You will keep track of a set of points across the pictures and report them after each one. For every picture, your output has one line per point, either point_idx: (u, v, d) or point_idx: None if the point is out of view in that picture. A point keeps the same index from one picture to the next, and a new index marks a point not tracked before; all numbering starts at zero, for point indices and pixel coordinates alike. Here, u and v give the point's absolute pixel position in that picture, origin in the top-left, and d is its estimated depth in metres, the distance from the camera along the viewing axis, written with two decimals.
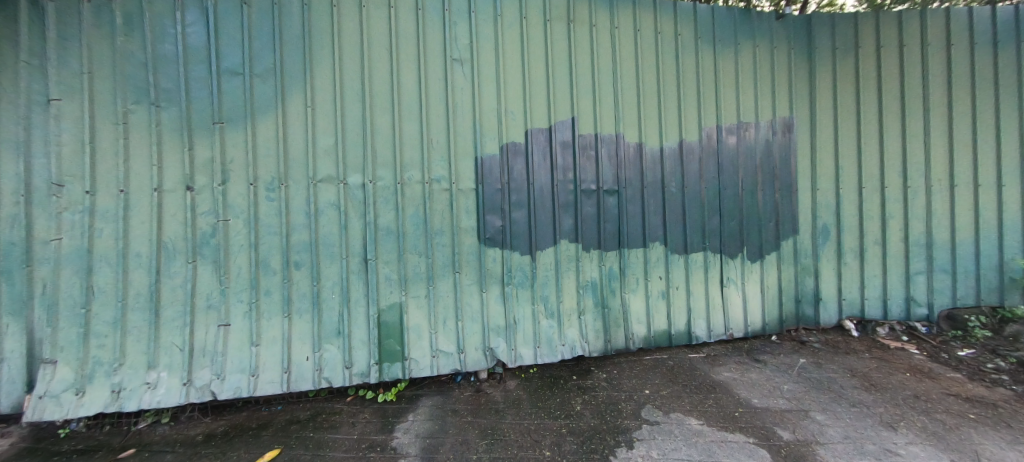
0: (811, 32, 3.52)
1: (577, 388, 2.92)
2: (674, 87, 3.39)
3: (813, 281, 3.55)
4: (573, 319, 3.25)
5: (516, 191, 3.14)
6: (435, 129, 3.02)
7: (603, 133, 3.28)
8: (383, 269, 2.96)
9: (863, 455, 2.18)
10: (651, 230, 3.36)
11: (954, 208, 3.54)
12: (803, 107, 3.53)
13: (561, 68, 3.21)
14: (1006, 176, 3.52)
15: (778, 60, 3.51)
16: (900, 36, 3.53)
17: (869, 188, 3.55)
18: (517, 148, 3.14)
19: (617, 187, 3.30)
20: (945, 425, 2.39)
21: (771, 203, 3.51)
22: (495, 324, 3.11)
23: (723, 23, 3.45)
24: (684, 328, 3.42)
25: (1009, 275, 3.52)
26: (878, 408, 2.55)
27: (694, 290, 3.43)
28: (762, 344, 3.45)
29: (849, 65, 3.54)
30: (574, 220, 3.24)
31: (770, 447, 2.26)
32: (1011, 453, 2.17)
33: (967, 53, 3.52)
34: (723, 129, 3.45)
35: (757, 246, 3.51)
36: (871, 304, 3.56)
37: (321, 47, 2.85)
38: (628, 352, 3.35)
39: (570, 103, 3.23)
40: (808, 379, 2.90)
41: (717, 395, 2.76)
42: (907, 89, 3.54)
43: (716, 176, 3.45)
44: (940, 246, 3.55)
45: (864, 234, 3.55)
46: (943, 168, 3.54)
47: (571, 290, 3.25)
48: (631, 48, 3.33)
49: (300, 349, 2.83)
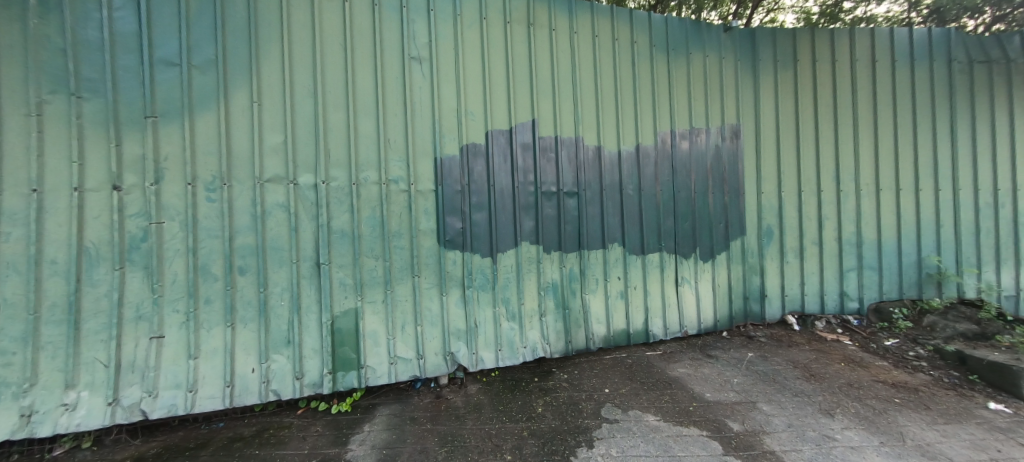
0: (755, 45, 3.74)
1: (539, 389, 2.91)
2: (631, 93, 3.49)
3: (759, 279, 3.76)
4: (534, 321, 3.25)
5: (476, 192, 3.11)
6: (392, 129, 2.93)
7: (563, 136, 3.32)
8: (337, 274, 2.82)
9: (804, 442, 2.31)
10: (610, 231, 3.42)
11: (880, 210, 3.86)
12: (749, 115, 3.74)
13: (522, 71, 3.22)
14: (922, 182, 3.89)
15: (726, 70, 3.70)
16: (833, 52, 3.82)
17: (807, 192, 3.81)
18: (477, 150, 3.11)
19: (577, 190, 3.34)
20: (875, 409, 2.58)
21: (721, 206, 3.68)
22: (456, 328, 3.05)
23: (676, 33, 3.60)
24: (642, 326, 3.51)
25: (927, 271, 3.88)
26: (817, 397, 2.72)
27: (651, 290, 3.53)
28: (714, 340, 3.61)
29: (789, 76, 3.79)
30: (535, 222, 3.25)
31: (722, 439, 2.34)
32: (931, 432, 2.38)
33: (889, 69, 3.87)
34: (677, 134, 3.59)
35: (709, 246, 3.67)
36: (810, 300, 3.81)
37: (268, 39, 2.69)
38: (588, 352, 3.40)
39: (531, 105, 3.24)
40: (755, 372, 3.05)
41: (673, 391, 2.84)
42: (839, 101, 3.83)
43: (671, 180, 3.58)
44: (869, 245, 3.86)
45: (803, 234, 3.80)
46: (870, 174, 3.86)
47: (533, 292, 3.24)
48: (590, 53, 3.39)
49: (245, 361, 2.64)
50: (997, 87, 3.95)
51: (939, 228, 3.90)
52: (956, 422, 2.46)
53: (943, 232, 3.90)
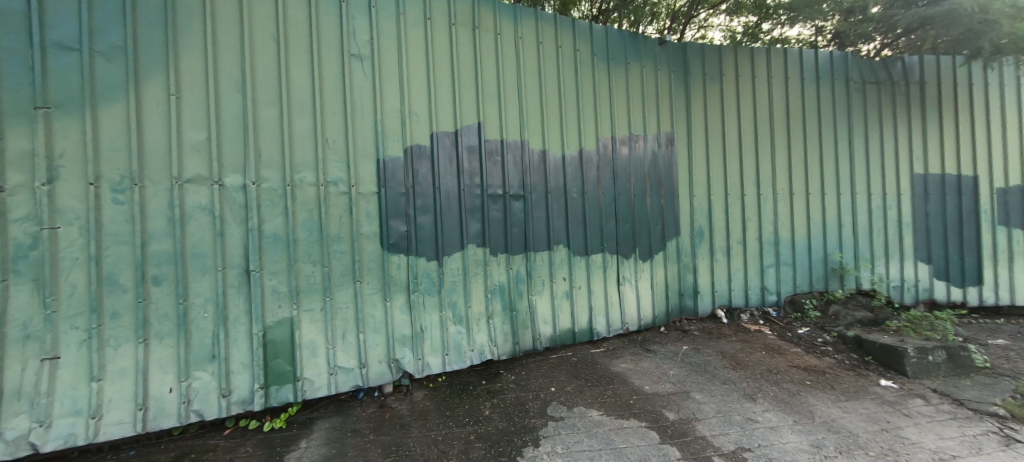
0: (687, 58, 4.02)
1: (486, 392, 2.90)
2: (574, 99, 3.61)
3: (692, 277, 4.02)
4: (481, 323, 3.24)
5: (422, 195, 3.05)
6: (331, 128, 2.80)
7: (509, 140, 3.35)
8: (269, 281, 2.64)
9: (731, 425, 2.49)
10: (555, 233, 3.50)
11: (793, 212, 4.29)
12: (681, 124, 4.01)
13: (467, 74, 3.22)
14: (828, 187, 4.38)
15: (661, 81, 3.95)
16: (752, 68, 4.20)
17: (733, 196, 4.14)
18: (422, 151, 3.06)
19: (522, 192, 3.39)
20: (790, 392, 2.85)
21: (658, 208, 3.90)
22: (401, 334, 2.97)
23: (615, 43, 3.77)
24: (586, 325, 3.62)
25: (833, 266, 4.36)
26: (742, 383, 2.95)
27: (594, 289, 3.65)
28: (653, 335, 3.80)
29: (716, 89, 4.11)
30: (482, 225, 3.25)
31: (659, 428, 2.47)
32: (835, 409, 2.67)
33: (799, 86, 4.32)
34: (617, 140, 3.76)
35: (647, 247, 3.87)
36: (736, 295, 4.14)
37: (187, 27, 2.47)
38: (535, 353, 3.44)
39: (476, 108, 3.25)
40: (689, 363, 3.25)
41: (615, 385, 2.95)
42: (758, 112, 4.21)
43: (612, 183, 3.74)
44: (785, 244, 4.26)
45: (730, 235, 4.12)
46: (785, 179, 4.28)
47: (479, 295, 3.24)
48: (534, 60, 3.47)
49: (161, 380, 2.39)
50: (885, 104, 4.53)
51: (841, 228, 4.40)
52: (855, 399, 2.78)
53: (844, 232, 4.41)
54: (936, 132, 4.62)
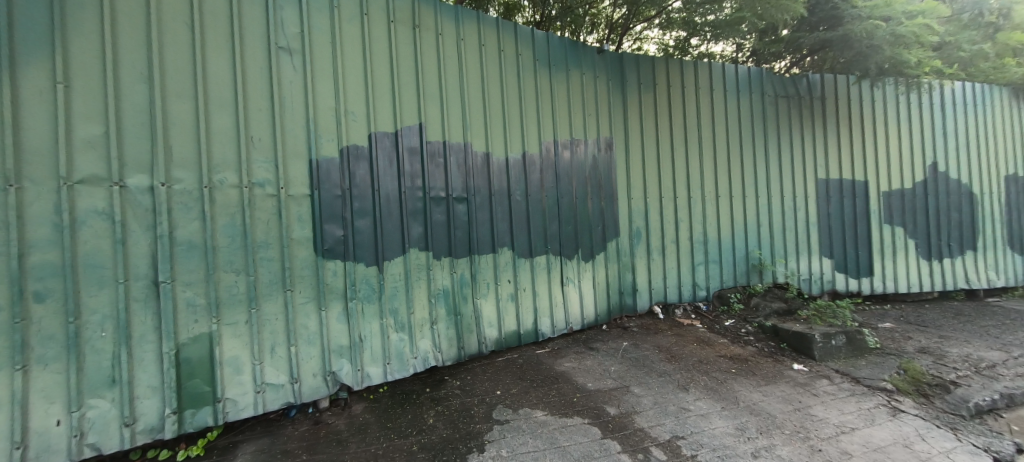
0: (623, 67, 4.22)
1: (430, 400, 2.82)
2: (517, 103, 3.65)
3: (631, 275, 4.20)
4: (425, 329, 3.15)
5: (359, 197, 2.92)
6: (256, 126, 2.59)
7: (451, 141, 3.31)
8: (183, 293, 2.35)
9: (666, 415, 2.63)
10: (499, 236, 3.50)
11: (719, 214, 4.64)
12: (619, 129, 4.19)
13: (407, 74, 3.14)
14: (748, 191, 4.79)
15: (600, 88, 4.11)
16: (682, 79, 4.50)
17: (667, 199, 4.40)
18: (359, 151, 2.92)
19: (466, 195, 3.36)
20: (718, 380, 3.06)
21: (599, 210, 4.04)
22: (337, 345, 2.80)
23: (556, 49, 3.87)
24: (531, 326, 3.65)
25: (753, 262, 4.77)
26: (676, 375, 3.12)
27: (539, 290, 3.70)
28: (596, 333, 3.92)
29: (650, 98, 4.35)
30: (424, 228, 3.17)
31: (600, 424, 2.54)
32: (756, 393, 2.90)
33: (722, 97, 4.70)
34: (559, 144, 3.86)
35: (589, 248, 3.99)
36: (671, 292, 4.38)
37: (78, 1, 2.13)
38: (480, 357, 3.41)
39: (417, 109, 3.18)
40: (629, 359, 3.38)
41: (559, 384, 3.00)
42: (687, 120, 4.51)
43: (555, 186, 3.82)
44: (713, 243, 4.60)
45: (664, 235, 4.37)
46: (712, 183, 4.62)
47: (423, 300, 3.15)
48: (477, 62, 3.46)
49: (46, 411, 2.02)
50: (794, 116, 5.05)
51: (760, 228, 4.83)
52: (773, 383, 3.05)
53: (762, 231, 4.84)
54: (836, 142, 5.23)
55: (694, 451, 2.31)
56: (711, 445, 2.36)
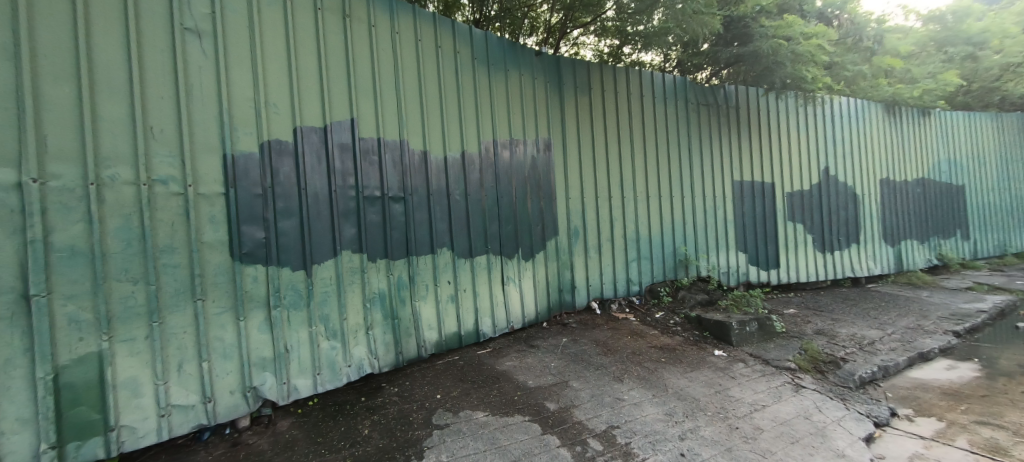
0: (560, 70, 4.33)
1: (365, 410, 2.67)
2: (455, 101, 3.60)
3: (570, 273, 4.32)
4: (359, 336, 2.99)
5: (284, 196, 2.69)
6: (158, 114, 2.25)
7: (386, 139, 3.18)
8: (62, 308, 1.97)
9: (603, 407, 2.72)
10: (438, 236, 3.43)
11: (650, 212, 4.92)
12: (557, 131, 4.30)
13: (337, 66, 2.96)
14: (674, 191, 5.13)
15: (538, 90, 4.18)
16: (615, 84, 4.71)
17: (602, 198, 4.58)
18: (282, 147, 2.70)
19: (402, 194, 3.25)
20: (649, 370, 3.24)
21: (538, 210, 4.11)
22: (259, 357, 2.55)
23: (495, 49, 3.87)
24: (472, 327, 3.62)
25: (680, 258, 5.12)
26: (612, 367, 3.26)
27: (479, 291, 3.68)
28: (536, 331, 3.97)
29: (586, 101, 4.51)
30: (358, 229, 3.02)
31: (541, 420, 2.56)
32: (683, 380, 3.11)
33: (651, 103, 5.00)
34: (498, 144, 3.87)
35: (529, 247, 4.04)
36: (607, 288, 4.57)
37: None
38: (420, 361, 3.31)
39: (348, 103, 3.01)
40: (568, 354, 3.47)
41: (500, 384, 2.99)
42: (620, 124, 4.74)
43: (494, 185, 3.83)
44: (644, 240, 4.87)
45: (601, 233, 4.55)
46: (643, 184, 4.89)
47: (356, 306, 2.99)
48: (413, 58, 3.36)
49: None
50: (714, 123, 5.50)
51: (685, 226, 5.20)
52: (697, 369, 3.29)
53: (688, 229, 5.22)
54: (748, 147, 5.78)
55: (628, 438, 2.42)
56: (643, 432, 2.48)
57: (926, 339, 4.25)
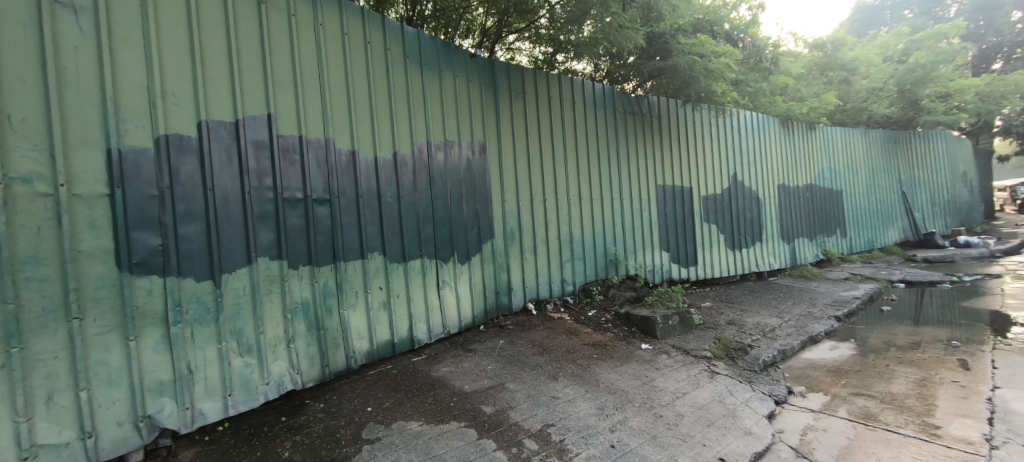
0: (495, 74, 4.36)
1: (285, 430, 2.44)
2: (386, 100, 3.48)
3: (506, 275, 4.35)
4: (278, 350, 2.76)
5: (185, 198, 2.39)
6: (18, 99, 1.87)
7: (309, 137, 2.98)
8: None
9: (538, 407, 2.76)
10: (368, 240, 3.28)
11: (582, 214, 5.12)
12: (492, 134, 4.32)
13: (251, 55, 2.71)
14: (605, 194, 5.39)
15: (472, 93, 4.17)
16: (548, 90, 4.85)
17: (537, 201, 4.68)
18: (183, 142, 2.40)
19: (328, 196, 3.06)
20: (582, 366, 3.36)
21: (473, 213, 4.09)
22: (154, 381, 2.23)
23: (428, 49, 3.80)
24: (406, 334, 3.50)
25: (611, 258, 5.38)
26: (547, 366, 3.32)
27: (414, 296, 3.57)
28: (473, 335, 3.94)
29: (521, 106, 4.58)
30: (277, 234, 2.78)
31: (477, 425, 2.53)
32: (613, 374, 3.26)
33: (583, 110, 5.21)
34: (432, 145, 3.80)
35: (465, 249, 4.01)
36: (543, 289, 4.67)
37: None
38: (349, 373, 3.13)
39: (265, 97, 2.77)
40: (504, 356, 3.48)
41: (436, 391, 2.91)
42: (553, 128, 4.89)
43: (428, 188, 3.75)
44: (578, 241, 5.04)
45: (536, 235, 4.63)
46: (575, 186, 5.08)
47: (275, 318, 2.75)
48: (339, 52, 3.18)
49: None
50: (639, 130, 5.87)
51: (615, 227, 5.48)
52: (626, 363, 3.47)
53: (618, 230, 5.50)
54: (670, 154, 6.25)
55: (562, 435, 2.47)
56: (577, 427, 2.56)
57: (815, 324, 4.89)
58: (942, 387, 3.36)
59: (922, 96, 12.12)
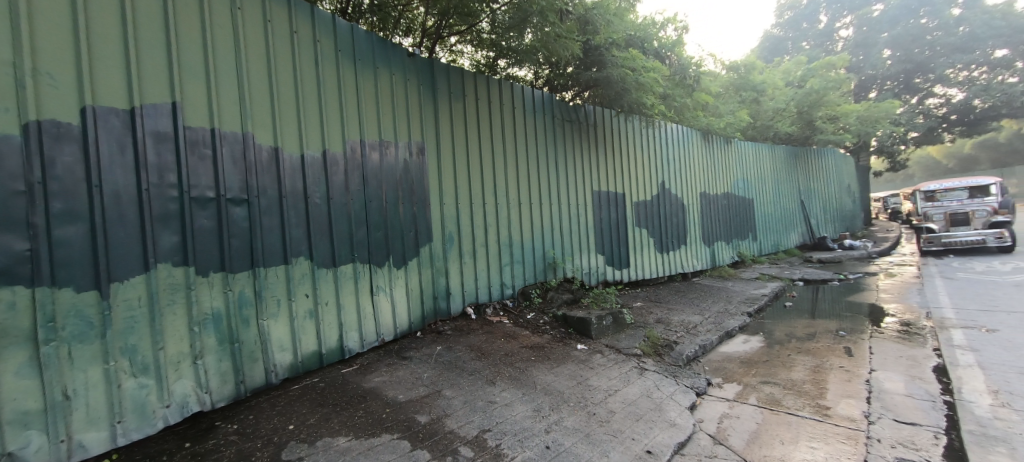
0: (434, 74, 4.28)
1: (190, 457, 2.16)
2: (315, 95, 3.27)
3: (445, 280, 4.27)
4: (183, 367, 2.46)
5: (62, 194, 2.04)
6: None
7: (223, 130, 2.70)
8: None
9: (475, 412, 2.73)
10: (292, 244, 3.05)
11: (521, 217, 5.17)
12: (430, 135, 4.23)
13: (152, 35, 2.39)
14: (544, 198, 5.51)
15: (410, 93, 4.06)
16: (488, 93, 4.86)
17: (477, 204, 4.65)
18: (61, 130, 2.05)
19: (245, 196, 2.80)
20: (520, 369, 3.39)
21: (410, 215, 3.97)
22: (17, 412, 1.87)
23: (362, 44, 3.64)
24: (335, 343, 3.30)
25: (549, 262, 5.49)
26: (485, 371, 3.30)
27: (345, 303, 3.38)
28: (409, 341, 3.81)
29: (460, 108, 4.54)
30: (183, 237, 2.48)
31: (411, 436, 2.44)
32: (550, 375, 3.33)
33: (522, 114, 5.29)
34: (366, 144, 3.63)
35: (401, 254, 3.87)
36: (483, 293, 4.65)
37: None
38: (268, 388, 2.87)
39: (169, 83, 2.45)
40: (441, 363, 3.40)
41: (367, 403, 2.76)
42: (493, 132, 4.90)
43: (361, 189, 3.58)
44: (517, 244, 5.09)
45: (476, 239, 4.60)
46: (515, 190, 5.13)
47: (179, 331, 2.45)
48: (261, 40, 2.93)
49: None
50: (576, 137, 6.09)
51: (554, 230, 5.61)
52: (562, 364, 3.55)
53: (556, 233, 5.64)
54: (604, 161, 6.55)
55: (498, 440, 2.46)
56: (513, 431, 2.56)
57: (730, 320, 5.36)
58: (831, 372, 3.83)
59: (816, 118, 13.91)
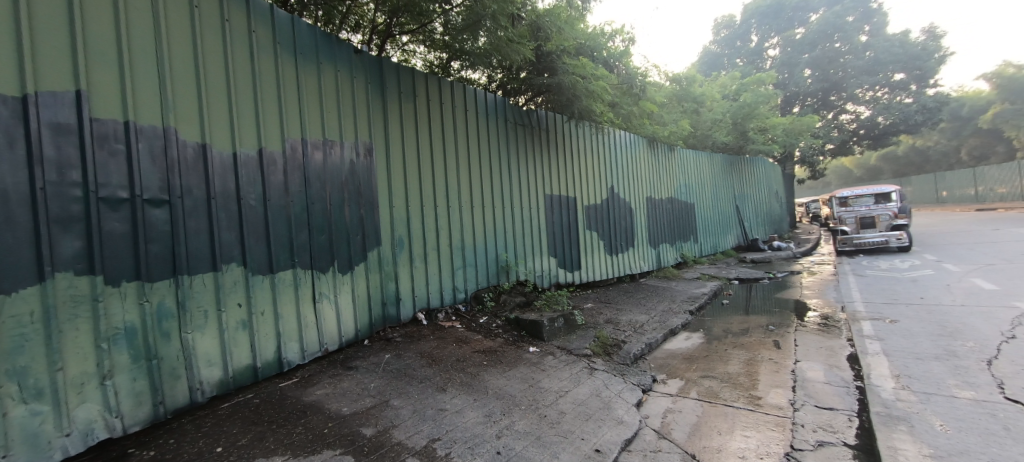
0: (383, 73, 4.15)
1: None
2: (250, 89, 3.04)
3: (394, 285, 4.13)
4: (87, 390, 2.17)
5: None
6: None
7: (140, 124, 2.43)
8: None
9: (424, 421, 2.65)
10: (222, 249, 2.82)
11: (473, 220, 5.13)
12: (379, 135, 4.09)
13: (49, 13, 2.09)
14: (496, 201, 5.50)
15: (357, 91, 3.90)
16: (439, 94, 4.78)
17: (428, 206, 4.56)
18: None
19: (167, 197, 2.54)
20: (472, 374, 3.35)
21: (357, 218, 3.81)
22: None
23: (304, 38, 3.45)
24: (271, 355, 3.09)
25: (502, 265, 5.49)
26: (435, 377, 3.23)
27: (283, 312, 3.18)
28: (355, 350, 3.64)
29: (411, 108, 4.44)
30: (88, 243, 2.19)
31: (355, 450, 2.32)
32: (502, 379, 3.32)
33: (474, 117, 5.25)
34: (308, 144, 3.45)
35: (347, 258, 3.70)
36: (434, 298, 4.56)
37: None
38: (193, 408, 2.62)
39: (73, 69, 2.17)
40: (390, 371, 3.27)
41: (308, 418, 2.60)
42: (444, 133, 4.83)
43: (303, 191, 3.39)
44: (469, 248, 5.03)
45: (427, 242, 4.50)
46: (467, 192, 5.08)
47: (83, 349, 2.16)
48: (187, 27, 2.69)
49: None
50: (529, 141, 6.14)
51: (506, 233, 5.62)
52: (514, 367, 3.56)
53: (508, 237, 5.65)
54: (556, 165, 6.67)
55: (448, 449, 2.41)
56: (463, 439, 2.51)
57: (674, 318, 5.65)
58: (762, 364, 4.14)
59: (748, 129, 15.08)
